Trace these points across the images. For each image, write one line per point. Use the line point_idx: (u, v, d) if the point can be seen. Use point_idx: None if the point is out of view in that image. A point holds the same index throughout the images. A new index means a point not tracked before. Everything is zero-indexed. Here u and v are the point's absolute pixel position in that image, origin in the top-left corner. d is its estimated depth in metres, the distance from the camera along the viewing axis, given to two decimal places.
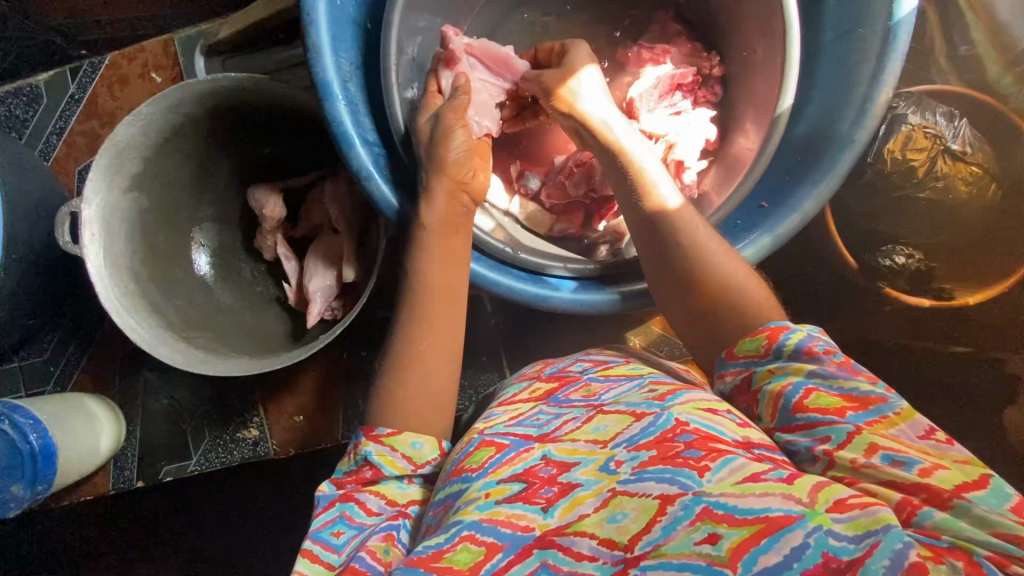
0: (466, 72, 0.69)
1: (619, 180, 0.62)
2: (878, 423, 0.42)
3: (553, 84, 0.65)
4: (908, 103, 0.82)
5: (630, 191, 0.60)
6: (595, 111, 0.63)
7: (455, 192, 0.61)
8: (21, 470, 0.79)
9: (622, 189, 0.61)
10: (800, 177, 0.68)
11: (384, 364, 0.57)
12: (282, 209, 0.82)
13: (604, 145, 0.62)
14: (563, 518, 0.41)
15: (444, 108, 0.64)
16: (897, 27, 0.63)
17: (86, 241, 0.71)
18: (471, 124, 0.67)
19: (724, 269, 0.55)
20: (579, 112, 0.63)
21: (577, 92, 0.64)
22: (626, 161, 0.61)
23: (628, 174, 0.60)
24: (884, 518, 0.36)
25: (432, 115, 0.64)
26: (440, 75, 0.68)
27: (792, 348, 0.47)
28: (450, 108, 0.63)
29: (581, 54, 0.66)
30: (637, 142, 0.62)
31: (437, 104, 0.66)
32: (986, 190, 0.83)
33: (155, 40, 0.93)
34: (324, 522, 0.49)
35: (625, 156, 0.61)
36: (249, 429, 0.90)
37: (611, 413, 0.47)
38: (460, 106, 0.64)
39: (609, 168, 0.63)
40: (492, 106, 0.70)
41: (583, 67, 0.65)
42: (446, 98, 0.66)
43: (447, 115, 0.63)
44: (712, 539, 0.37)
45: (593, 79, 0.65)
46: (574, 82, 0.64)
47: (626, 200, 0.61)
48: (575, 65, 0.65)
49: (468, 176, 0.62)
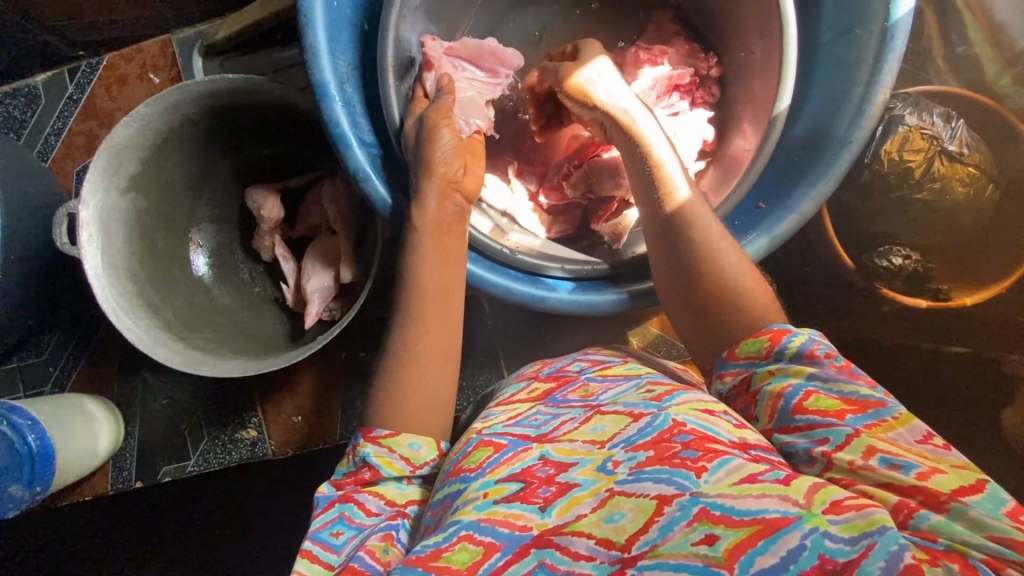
0: (448, 73, 0.70)
1: (639, 171, 0.62)
2: (877, 427, 0.42)
3: (565, 75, 0.65)
4: (906, 103, 0.83)
5: (646, 185, 0.61)
6: (619, 100, 0.64)
7: (445, 191, 0.62)
8: (19, 470, 0.78)
9: (641, 185, 0.61)
10: (799, 177, 0.68)
11: (382, 364, 0.58)
12: (280, 210, 0.82)
13: (627, 134, 0.63)
14: (561, 518, 0.41)
15: (429, 109, 0.64)
16: (894, 28, 0.64)
17: (84, 242, 0.71)
18: (457, 122, 0.67)
19: (732, 270, 0.55)
20: (596, 99, 0.64)
21: (590, 80, 0.65)
22: (645, 154, 0.61)
23: (648, 166, 0.61)
24: (880, 519, 0.36)
25: (418, 117, 0.65)
26: (423, 79, 0.69)
27: (794, 351, 0.47)
28: (434, 109, 0.64)
29: (596, 49, 0.67)
30: (659, 137, 0.62)
31: (423, 107, 0.67)
32: (984, 190, 0.83)
33: (154, 41, 0.93)
34: (324, 522, 0.49)
35: (645, 149, 0.61)
36: (247, 430, 0.90)
37: (608, 413, 0.48)
38: (444, 107, 0.65)
39: (630, 160, 0.63)
40: (481, 104, 0.70)
41: (595, 58, 0.66)
42: (432, 100, 0.67)
43: (429, 116, 0.64)
44: (709, 539, 0.37)
45: (606, 68, 0.65)
46: (589, 69, 0.65)
47: (642, 192, 0.61)
48: (587, 57, 0.66)
49: (457, 173, 0.63)
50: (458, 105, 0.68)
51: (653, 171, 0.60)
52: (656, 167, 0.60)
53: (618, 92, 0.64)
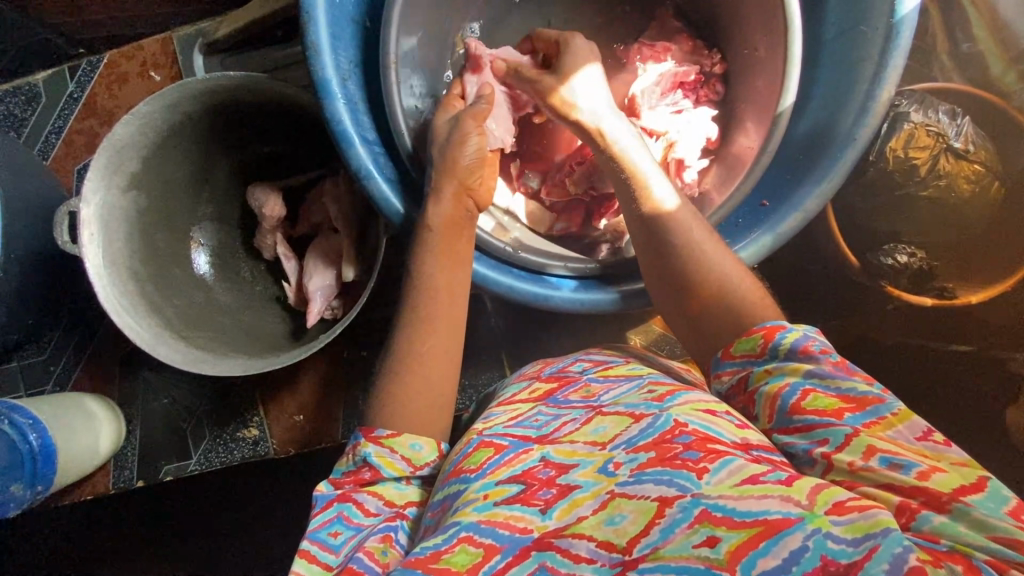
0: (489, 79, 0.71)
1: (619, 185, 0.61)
2: (875, 425, 0.42)
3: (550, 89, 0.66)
4: (911, 101, 0.83)
5: (625, 191, 0.61)
6: (586, 110, 0.64)
7: (461, 195, 0.62)
8: (19, 471, 0.78)
9: (621, 191, 0.61)
10: (801, 176, 0.68)
11: (383, 364, 0.57)
12: (282, 208, 0.82)
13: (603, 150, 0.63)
14: (562, 520, 0.41)
15: (465, 112, 0.65)
16: (899, 25, 0.64)
17: (85, 240, 0.71)
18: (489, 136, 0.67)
19: (725, 269, 0.55)
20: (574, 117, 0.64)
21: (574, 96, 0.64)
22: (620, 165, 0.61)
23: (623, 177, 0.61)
24: (884, 521, 0.36)
25: (450, 118, 0.65)
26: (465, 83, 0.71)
27: (788, 348, 0.47)
28: (469, 114, 0.64)
29: (586, 54, 0.66)
30: (631, 139, 0.62)
31: (458, 107, 0.68)
32: (988, 188, 0.82)
33: (154, 39, 0.92)
34: (322, 522, 0.48)
35: (619, 161, 0.62)
36: (249, 429, 0.89)
37: (610, 414, 0.48)
38: (479, 113, 0.65)
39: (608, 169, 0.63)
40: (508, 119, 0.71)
41: (582, 69, 0.65)
42: (468, 103, 0.68)
43: (466, 120, 0.64)
44: (711, 542, 0.37)
45: (591, 77, 0.65)
46: (572, 82, 0.65)
47: (624, 200, 0.61)
48: (578, 65, 0.65)
49: (476, 181, 0.62)
50: (494, 118, 0.69)
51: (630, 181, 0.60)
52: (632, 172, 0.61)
53: (589, 102, 0.64)
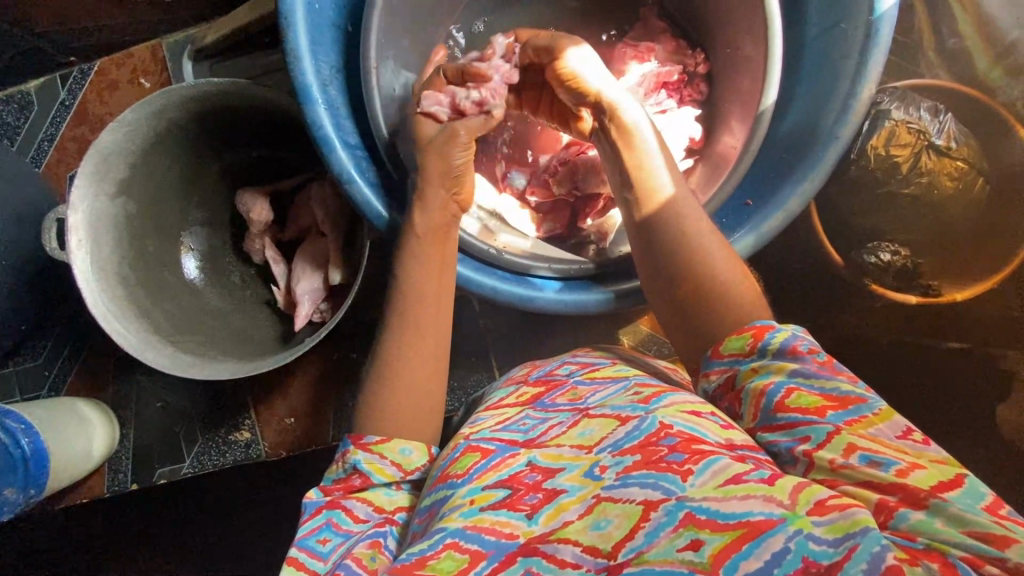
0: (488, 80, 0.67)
1: (621, 177, 0.61)
2: (857, 423, 0.42)
3: (554, 68, 0.66)
4: (892, 98, 0.84)
5: (627, 188, 0.60)
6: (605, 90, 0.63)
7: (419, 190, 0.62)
8: (12, 474, 0.79)
9: (622, 188, 0.61)
10: (783, 175, 0.68)
11: (367, 370, 0.58)
12: (268, 211, 0.83)
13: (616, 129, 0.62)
14: (548, 525, 0.41)
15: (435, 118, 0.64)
16: (879, 22, 0.63)
17: (73, 246, 0.71)
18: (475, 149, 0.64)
19: (715, 267, 0.54)
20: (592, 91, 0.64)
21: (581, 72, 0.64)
22: (627, 157, 0.60)
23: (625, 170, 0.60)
24: (862, 520, 0.36)
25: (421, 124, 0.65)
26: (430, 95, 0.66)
27: (776, 348, 0.47)
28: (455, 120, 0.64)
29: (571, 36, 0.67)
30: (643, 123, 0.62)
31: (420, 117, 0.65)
32: (973, 185, 0.83)
33: (143, 46, 0.93)
34: (310, 529, 0.49)
35: (629, 151, 0.61)
36: (241, 432, 0.90)
37: (596, 417, 0.48)
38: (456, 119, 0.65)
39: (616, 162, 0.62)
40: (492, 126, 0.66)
41: (574, 45, 0.66)
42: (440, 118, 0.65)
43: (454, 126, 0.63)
44: (695, 545, 0.37)
45: (585, 56, 0.65)
46: (570, 57, 0.65)
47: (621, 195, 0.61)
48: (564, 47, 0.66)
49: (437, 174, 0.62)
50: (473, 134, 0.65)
51: (630, 174, 0.60)
52: (643, 175, 0.59)
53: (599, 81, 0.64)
